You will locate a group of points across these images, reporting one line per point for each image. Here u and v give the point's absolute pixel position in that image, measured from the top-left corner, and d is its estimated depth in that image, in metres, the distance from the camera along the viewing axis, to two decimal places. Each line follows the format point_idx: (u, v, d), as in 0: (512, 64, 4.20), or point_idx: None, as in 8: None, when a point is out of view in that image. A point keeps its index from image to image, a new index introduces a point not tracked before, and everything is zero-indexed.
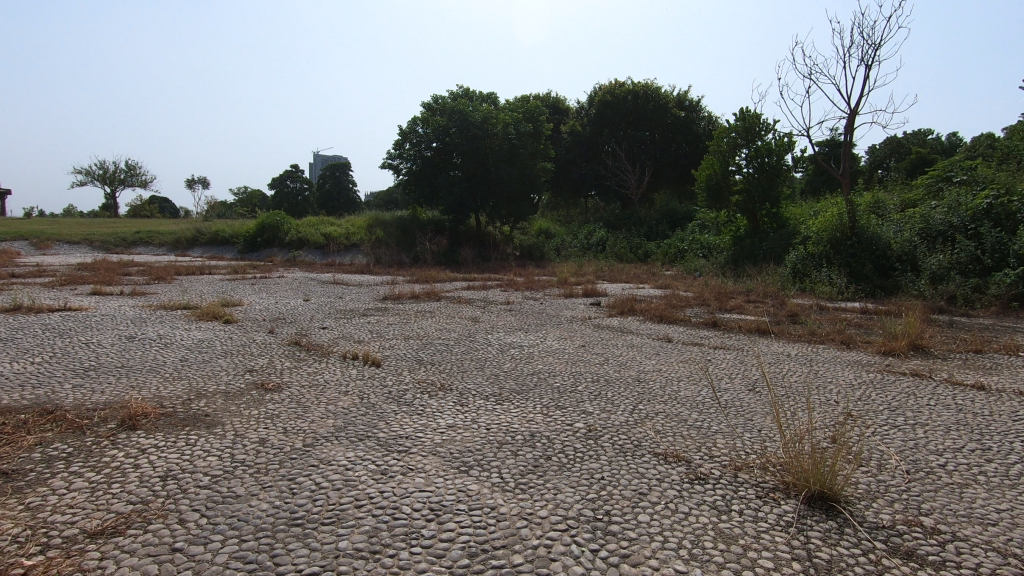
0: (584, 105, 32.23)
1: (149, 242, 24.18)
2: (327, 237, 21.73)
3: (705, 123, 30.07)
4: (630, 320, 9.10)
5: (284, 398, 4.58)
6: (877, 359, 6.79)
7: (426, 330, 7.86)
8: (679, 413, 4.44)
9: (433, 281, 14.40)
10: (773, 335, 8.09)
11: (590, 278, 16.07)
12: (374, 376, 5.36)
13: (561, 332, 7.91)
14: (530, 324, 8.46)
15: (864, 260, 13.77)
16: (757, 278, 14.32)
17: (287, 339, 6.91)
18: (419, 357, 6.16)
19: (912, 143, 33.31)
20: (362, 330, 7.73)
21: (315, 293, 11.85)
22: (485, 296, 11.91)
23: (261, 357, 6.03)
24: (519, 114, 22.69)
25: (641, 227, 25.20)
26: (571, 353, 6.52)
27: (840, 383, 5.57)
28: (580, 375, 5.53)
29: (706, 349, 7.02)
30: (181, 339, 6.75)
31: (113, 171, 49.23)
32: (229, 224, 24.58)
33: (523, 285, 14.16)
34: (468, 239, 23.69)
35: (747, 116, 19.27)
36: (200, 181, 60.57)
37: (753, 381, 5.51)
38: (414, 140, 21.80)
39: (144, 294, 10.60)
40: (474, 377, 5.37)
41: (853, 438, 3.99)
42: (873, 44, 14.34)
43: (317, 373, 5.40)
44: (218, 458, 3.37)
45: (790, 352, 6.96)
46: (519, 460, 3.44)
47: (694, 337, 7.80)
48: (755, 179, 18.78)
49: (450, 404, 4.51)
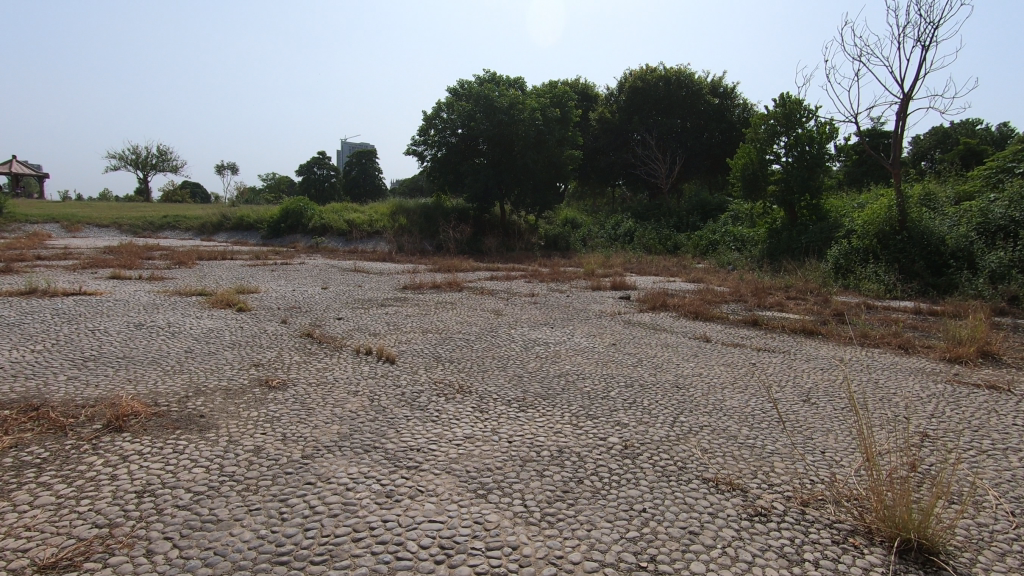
0: (614, 91, 31.27)
1: (176, 227, 24.35)
2: (349, 224, 21.50)
3: (739, 111, 28.92)
4: (663, 316, 8.54)
5: (288, 398, 4.19)
6: (942, 367, 6.12)
7: (446, 323, 7.43)
8: (727, 428, 3.91)
9: (456, 271, 14.00)
10: (821, 337, 7.43)
11: (617, 270, 15.46)
12: (387, 373, 4.94)
13: (590, 328, 7.39)
14: (555, 319, 7.97)
15: (915, 256, 12.86)
16: (797, 272, 13.53)
17: (299, 330, 6.56)
18: (437, 353, 5.73)
19: (960, 134, 31.52)
20: (379, 321, 7.34)
21: (334, 281, 11.55)
22: (509, 287, 11.45)
23: (270, 349, 5.68)
24: (547, 100, 22.02)
25: (671, 218, 24.37)
26: (601, 353, 6.02)
27: (906, 395, 4.95)
28: (612, 379, 5.03)
29: (748, 351, 6.43)
30: (189, 328, 6.45)
31: (145, 155, 50.09)
32: (254, 210, 24.58)
33: (548, 276, 13.65)
34: (492, 228, 23.23)
35: (788, 102, 18.26)
36: (230, 167, 61.44)
37: (805, 391, 4.93)
38: (439, 126, 21.36)
39: (163, 278, 10.46)
40: (496, 378, 4.92)
41: (935, 466, 3.42)
42: (930, 23, 13.25)
43: (327, 369, 5.01)
44: (205, 471, 2.99)
45: (843, 357, 6.32)
46: (546, 484, 2.97)
47: (734, 337, 7.20)
48: (794, 169, 17.83)
49: (469, 410, 4.06)
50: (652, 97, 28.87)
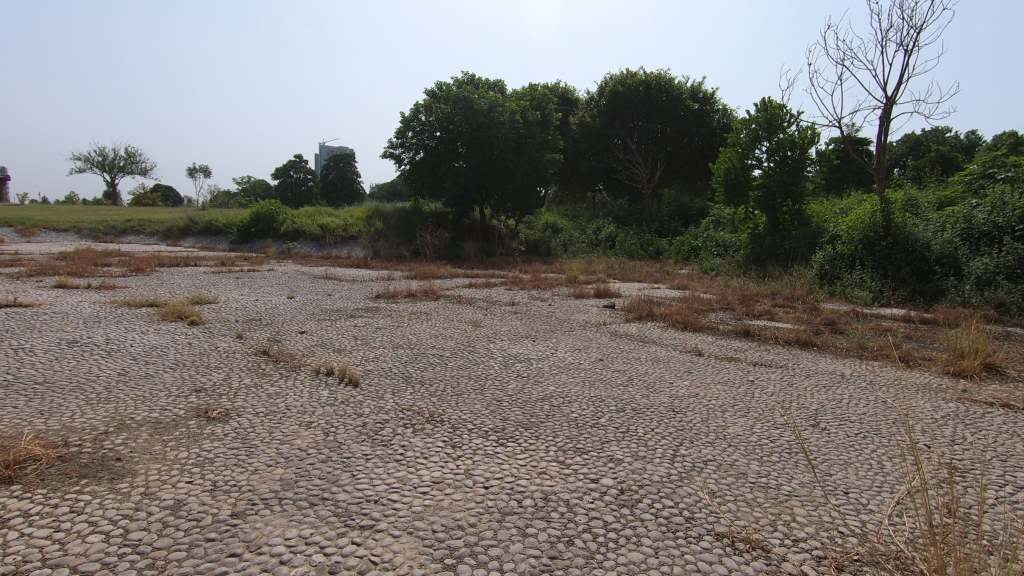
0: (594, 96, 30.99)
1: (140, 231, 23.29)
2: (323, 229, 20.73)
3: (719, 116, 28.89)
4: (650, 327, 8.09)
5: (227, 433, 3.59)
6: (948, 382, 5.75)
7: (419, 336, 6.85)
8: (736, 465, 3.41)
9: (433, 278, 13.42)
10: (817, 349, 7.05)
11: (600, 276, 15.02)
12: (349, 398, 4.36)
13: (575, 342, 6.89)
14: (537, 331, 7.45)
15: (900, 262, 12.68)
16: (783, 278, 13.26)
17: (256, 347, 5.93)
18: (407, 373, 5.15)
19: (932, 141, 31.98)
20: (346, 335, 6.74)
21: (302, 289, 10.86)
22: (488, 296, 10.91)
23: (218, 371, 5.03)
24: (526, 102, 21.56)
25: (652, 223, 24.09)
26: (588, 370, 5.52)
27: (920, 416, 4.55)
28: (601, 402, 4.52)
29: (745, 367, 5.99)
30: (130, 345, 5.77)
31: (112, 157, 48.41)
32: (223, 214, 23.65)
33: (529, 283, 13.14)
34: (471, 233, 22.68)
35: (769, 106, 18.07)
36: (202, 169, 59.95)
37: (813, 414, 4.48)
38: (416, 128, 20.81)
39: (113, 288, 9.67)
40: (472, 403, 4.37)
41: (974, 510, 2.98)
42: (912, 27, 13.16)
43: (279, 395, 4.40)
44: (103, 540, 2.39)
45: (845, 372, 5.91)
46: (530, 547, 2.44)
47: (728, 350, 6.77)
48: (776, 174, 17.64)
49: (439, 446, 3.51)
50: (632, 101, 28.64)
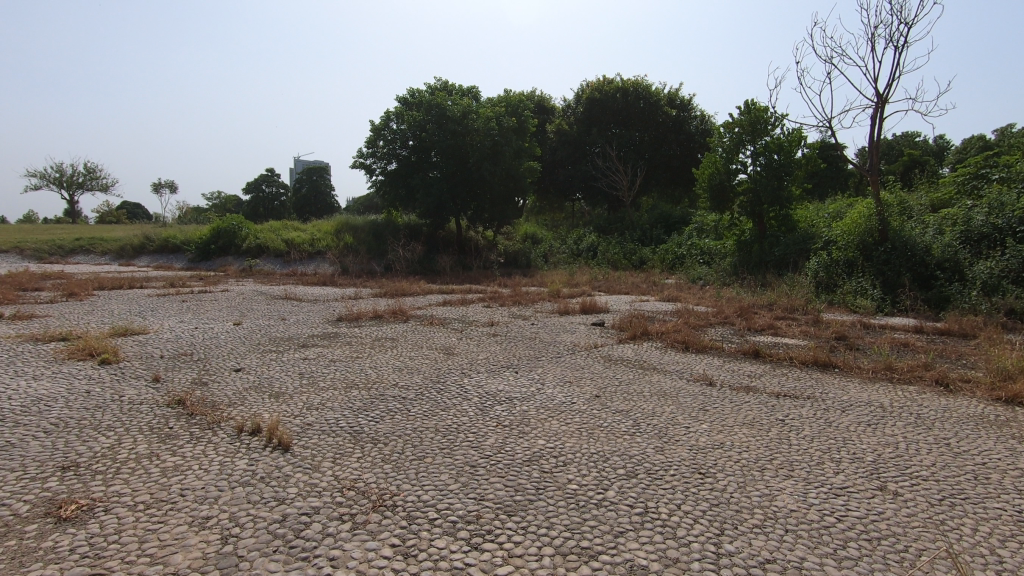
0: (571, 103, 30.35)
1: (90, 250, 21.70)
2: (288, 244, 19.49)
3: (697, 123, 28.46)
4: (648, 350, 7.12)
5: (76, 548, 2.46)
6: (1003, 412, 4.88)
7: (380, 371, 5.77)
8: (806, 570, 2.42)
9: (403, 295, 12.33)
10: (840, 372, 6.15)
11: (584, 289, 14.09)
12: (271, 472, 3.26)
13: (565, 372, 5.87)
14: (520, 359, 6.41)
15: (901, 268, 11.98)
16: (779, 287, 12.46)
17: (171, 395, 4.75)
18: (359, 427, 4.07)
19: (904, 145, 32.11)
20: (290, 373, 5.61)
21: (255, 312, 9.68)
22: (463, 315, 9.87)
23: (107, 433, 3.85)
24: (502, 108, 20.66)
25: (634, 232, 23.33)
26: (585, 412, 4.51)
27: (1004, 466, 3.63)
28: (605, 463, 3.52)
29: (767, 400, 5.03)
30: (7, 398, 4.55)
31: (70, 174, 46.20)
32: (182, 230, 22.17)
33: (509, 298, 12.12)
34: (447, 245, 21.62)
35: (752, 109, 17.45)
36: (168, 185, 58.04)
37: (874, 470, 3.52)
38: (387, 136, 19.79)
39: (29, 317, 8.36)
40: (435, 473, 3.32)
41: None
42: (903, 23, 12.59)
43: (178, 471, 3.28)
44: None
45: (884, 404, 5.00)
46: None
47: (741, 377, 5.82)
48: (762, 178, 17.00)
49: (386, 556, 2.44)
50: (610, 108, 28.03)
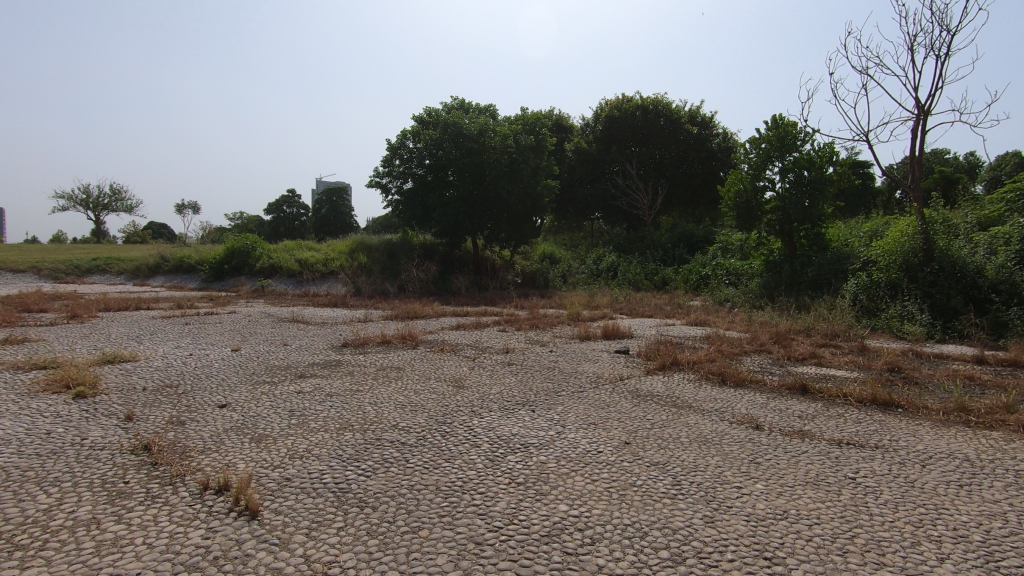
0: (590, 121, 29.96)
1: (106, 271, 21.69)
2: (302, 264, 19.15)
3: (719, 140, 27.79)
4: (680, 383, 6.40)
5: None
6: None
7: (379, 407, 5.14)
8: None
9: (414, 318, 11.78)
10: (905, 413, 5.35)
11: (605, 311, 13.41)
12: (228, 551, 2.63)
13: (589, 411, 5.17)
14: (537, 395, 5.72)
15: (950, 291, 11.07)
16: (816, 311, 11.61)
17: (139, 437, 4.15)
18: (346, 485, 3.42)
19: (935, 161, 31.06)
20: (279, 410, 5.00)
21: (258, 337, 9.18)
22: (476, 340, 9.25)
23: (49, 490, 3.25)
24: (519, 125, 20.26)
25: (656, 251, 22.57)
26: (615, 466, 3.82)
27: None
28: (643, 542, 2.81)
29: (829, 451, 4.28)
30: None
31: (97, 195, 47.17)
32: (197, 250, 22.04)
33: (526, 321, 11.47)
34: (463, 265, 21.09)
35: (780, 124, 16.76)
36: (191, 205, 59.08)
37: (987, 555, 2.77)
38: (404, 155, 19.50)
39: (21, 341, 7.96)
40: (432, 554, 2.65)
41: None
42: (945, 30, 11.87)
43: (115, 547, 2.66)
44: None
45: (969, 457, 4.21)
46: None
47: (792, 419, 5.08)
48: (792, 196, 16.22)
49: None
50: (629, 126, 27.55)
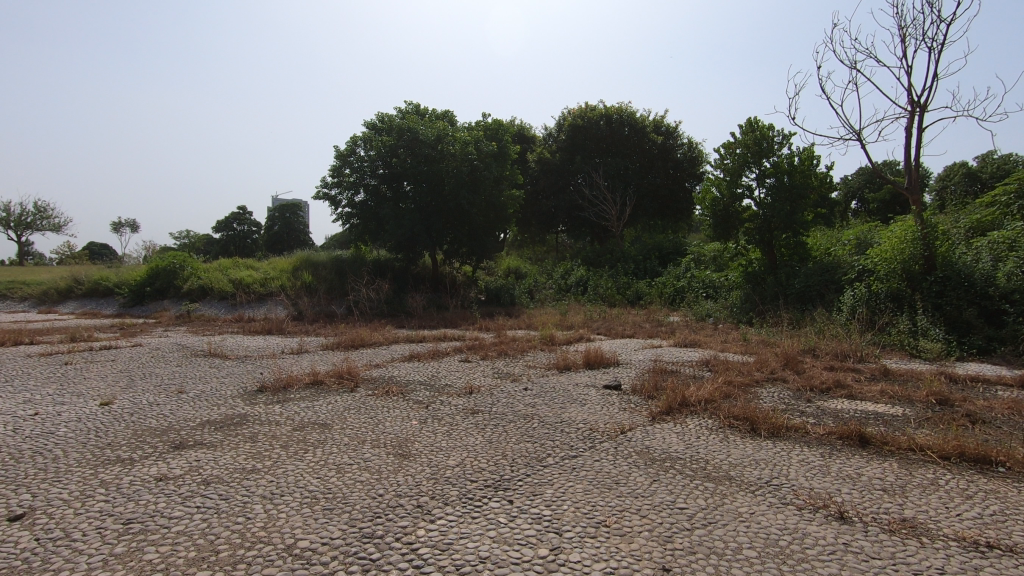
0: (552, 132, 28.76)
1: (8, 297, 19.08)
2: (236, 285, 16.97)
3: (685, 150, 26.99)
4: (701, 437, 4.82)
5: None
6: None
7: (275, 508, 3.35)
8: None
9: (358, 347, 9.95)
10: (1015, 477, 3.91)
11: (580, 332, 11.90)
12: None
13: (592, 497, 3.51)
14: (515, 467, 4.05)
15: (962, 301, 9.99)
16: (817, 329, 10.35)
17: None
18: None
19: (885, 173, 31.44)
20: (107, 524, 3.13)
21: (154, 380, 7.17)
22: (433, 375, 7.53)
23: None
24: (479, 131, 18.69)
25: (626, 264, 21.28)
26: None
27: None
28: None
29: (973, 566, 2.74)
30: None
31: (19, 212, 42.98)
32: (117, 270, 19.48)
33: (492, 347, 9.82)
34: (419, 283, 19.25)
35: (756, 128, 15.73)
36: (128, 224, 55.26)
37: None
38: (354, 164, 17.65)
39: None
40: None
41: None
42: (939, 20, 10.95)
43: None
44: None
45: None
46: None
47: (878, 498, 3.56)
48: (773, 202, 15.12)
49: None
50: (594, 135, 26.47)
